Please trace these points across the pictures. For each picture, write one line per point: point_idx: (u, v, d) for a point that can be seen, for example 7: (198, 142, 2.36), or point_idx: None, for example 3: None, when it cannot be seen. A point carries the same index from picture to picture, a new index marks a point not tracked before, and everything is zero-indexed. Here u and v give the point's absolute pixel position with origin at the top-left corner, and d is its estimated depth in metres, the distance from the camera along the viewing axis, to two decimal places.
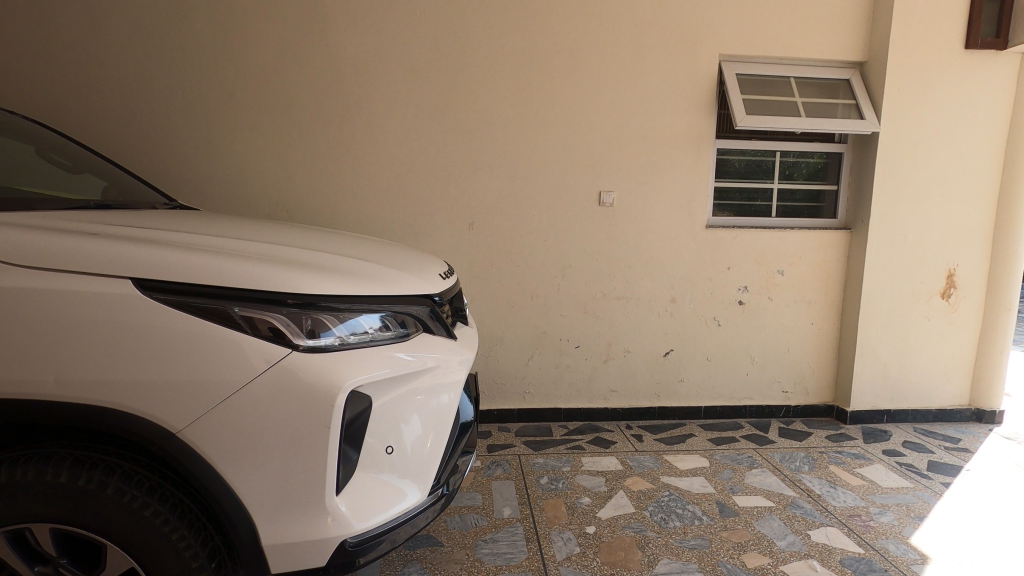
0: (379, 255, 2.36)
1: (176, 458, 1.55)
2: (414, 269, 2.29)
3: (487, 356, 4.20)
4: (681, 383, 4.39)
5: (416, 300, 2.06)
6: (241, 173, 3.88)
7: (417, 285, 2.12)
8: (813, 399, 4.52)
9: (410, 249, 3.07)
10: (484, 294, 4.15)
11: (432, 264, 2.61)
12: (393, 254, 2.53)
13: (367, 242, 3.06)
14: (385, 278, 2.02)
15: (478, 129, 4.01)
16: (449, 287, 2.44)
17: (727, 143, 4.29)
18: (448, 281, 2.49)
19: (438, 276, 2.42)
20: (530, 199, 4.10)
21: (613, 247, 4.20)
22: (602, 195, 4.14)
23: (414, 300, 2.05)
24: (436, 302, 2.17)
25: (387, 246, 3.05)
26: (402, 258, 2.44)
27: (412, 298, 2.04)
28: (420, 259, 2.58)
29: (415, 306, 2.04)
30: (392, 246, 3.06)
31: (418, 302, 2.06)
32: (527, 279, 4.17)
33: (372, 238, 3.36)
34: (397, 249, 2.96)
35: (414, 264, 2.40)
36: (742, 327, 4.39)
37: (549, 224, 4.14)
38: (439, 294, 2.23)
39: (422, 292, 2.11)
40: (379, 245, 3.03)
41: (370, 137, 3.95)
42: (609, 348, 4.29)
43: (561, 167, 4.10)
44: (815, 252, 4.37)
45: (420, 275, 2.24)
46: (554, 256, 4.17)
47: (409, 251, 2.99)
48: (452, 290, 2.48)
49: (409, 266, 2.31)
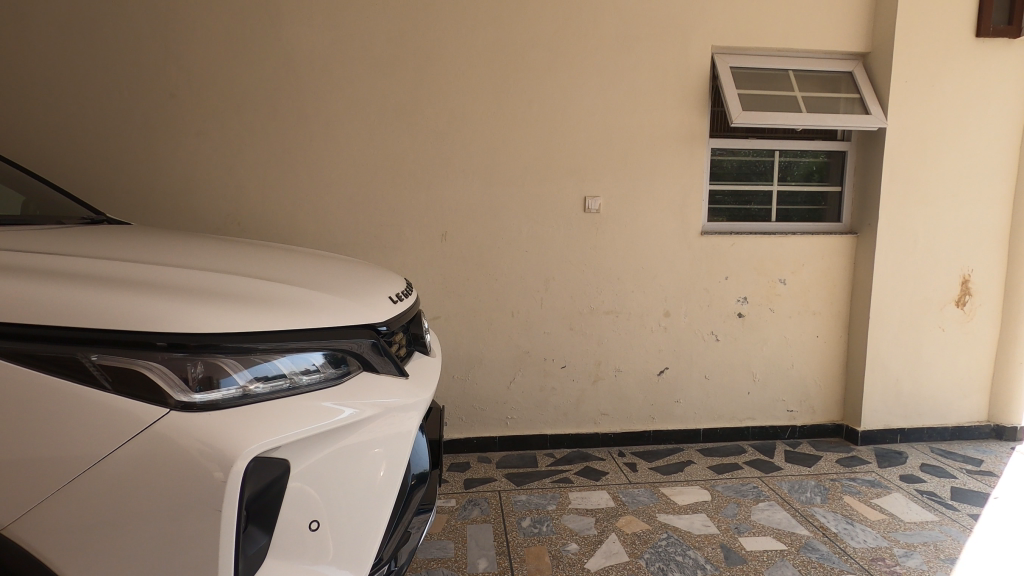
0: (318, 274, 1.99)
1: (22, 546, 1.24)
2: (359, 291, 1.91)
3: (465, 380, 3.82)
4: (678, 404, 4.03)
5: (355, 332, 1.68)
6: (188, 183, 3.50)
7: (358, 312, 1.74)
8: (820, 418, 4.17)
9: (370, 267, 2.71)
10: (461, 311, 3.78)
11: (387, 284, 2.24)
12: (339, 272, 2.15)
13: (320, 260, 2.69)
14: (314, 304, 1.65)
15: (450, 131, 3.65)
16: (403, 311, 2.07)
17: (721, 143, 3.95)
18: (403, 304, 2.11)
19: (390, 298, 2.04)
20: (508, 207, 3.74)
21: (600, 257, 3.84)
22: (586, 201, 3.79)
23: (352, 332, 1.67)
24: (382, 333, 1.80)
25: (343, 264, 2.68)
26: (348, 278, 2.07)
27: (350, 331, 1.67)
28: (371, 278, 2.20)
29: (354, 340, 1.66)
30: (349, 265, 2.69)
31: (357, 334, 1.68)
32: (507, 294, 3.81)
33: (328, 254, 2.98)
34: (352, 268, 2.59)
35: (361, 284, 2.02)
36: (742, 342, 4.04)
37: (530, 234, 3.78)
38: (387, 322, 1.85)
39: (363, 321, 1.73)
40: (333, 263, 2.66)
41: (331, 141, 3.58)
42: (599, 368, 3.92)
43: (541, 171, 3.74)
44: (818, 259, 4.03)
45: (364, 298, 1.86)
46: (537, 268, 3.81)
47: (367, 269, 2.62)
48: (407, 316, 2.10)
49: (354, 287, 1.93)
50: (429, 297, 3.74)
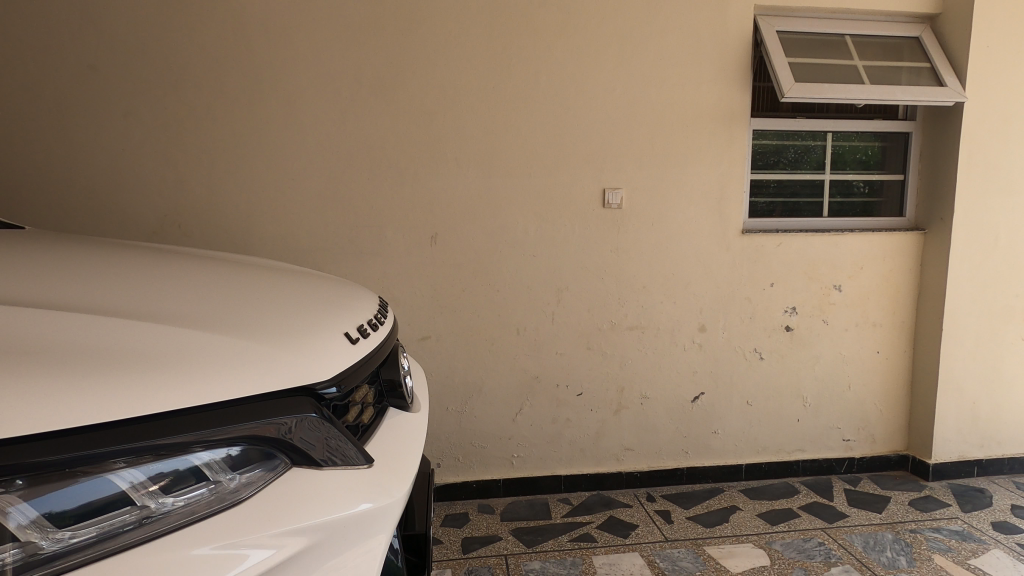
0: (240, 297, 1.32)
1: None
2: (299, 325, 1.24)
3: (461, 412, 3.17)
4: (716, 435, 3.38)
5: (277, 405, 1.02)
6: (116, 178, 2.82)
7: (288, 366, 1.07)
8: (881, 449, 3.54)
9: (336, 283, 2.05)
10: (456, 330, 3.12)
11: (351, 308, 1.57)
12: (278, 291, 1.48)
13: (266, 273, 2.02)
14: (206, 358, 0.97)
15: (441, 110, 2.99)
16: (369, 353, 1.40)
17: (765, 123, 3.31)
18: (370, 342, 1.45)
19: (351, 334, 1.36)
20: (512, 202, 3.09)
21: (622, 262, 3.19)
22: (606, 194, 3.13)
23: (272, 406, 1.01)
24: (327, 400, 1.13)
25: (297, 278, 2.02)
26: (289, 301, 1.40)
27: (267, 403, 1.01)
28: (326, 300, 1.53)
29: (274, 421, 1.00)
30: (307, 280, 2.03)
31: (279, 408, 1.02)
32: (512, 308, 3.15)
33: (282, 266, 2.31)
34: (308, 285, 1.92)
35: (305, 312, 1.35)
36: (791, 361, 3.40)
37: (538, 235, 3.12)
38: (339, 380, 1.18)
39: (295, 382, 1.07)
40: (284, 278, 2.00)
41: (294, 124, 2.92)
42: (622, 394, 3.28)
43: (553, 159, 3.09)
44: (879, 260, 3.40)
45: (305, 337, 1.19)
46: (549, 276, 3.15)
47: (327, 286, 1.96)
48: (375, 359, 1.44)
49: (292, 319, 1.26)
50: (418, 314, 3.09)
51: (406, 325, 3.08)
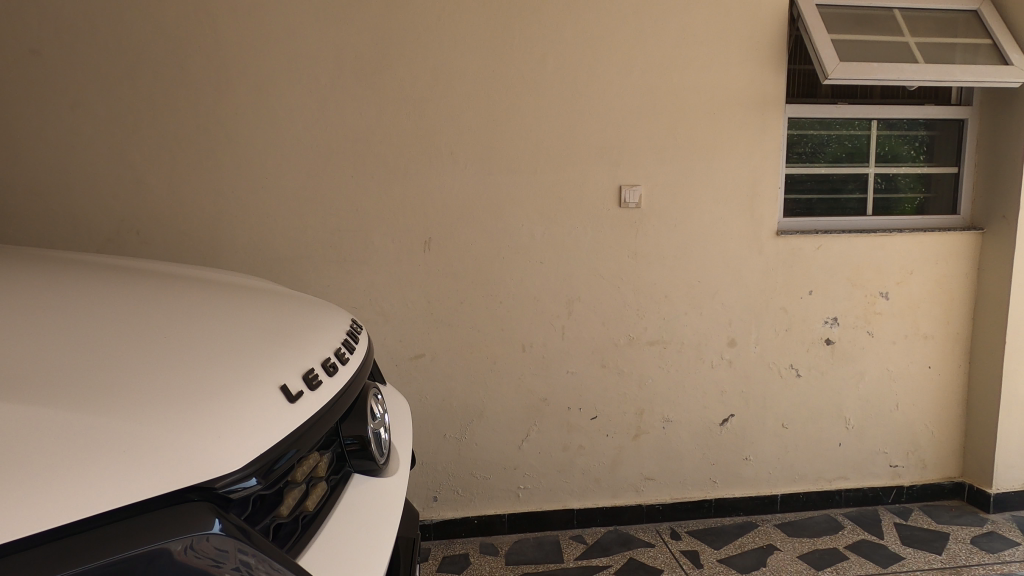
0: (143, 337, 1.00)
1: None
2: (208, 381, 0.91)
3: (461, 440, 2.81)
4: (748, 462, 3.00)
5: (135, 528, 0.72)
6: (65, 178, 2.48)
7: (160, 465, 0.76)
8: (933, 476, 3.15)
9: (308, 301, 1.72)
10: (454, 347, 2.76)
11: (308, 342, 1.23)
12: (210, 321, 1.16)
13: (220, 284, 1.68)
14: (22, 472, 0.68)
15: (434, 98, 2.63)
16: (319, 410, 1.07)
17: (803, 110, 2.92)
18: (322, 393, 1.11)
19: (291, 386, 1.04)
20: (516, 202, 2.72)
21: (642, 268, 2.82)
22: (623, 192, 2.76)
23: (127, 531, 0.71)
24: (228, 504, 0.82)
25: (259, 291, 1.69)
26: (215, 338, 1.08)
27: (119, 528, 0.71)
28: (273, 332, 1.20)
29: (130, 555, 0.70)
30: (272, 294, 1.69)
31: (140, 532, 0.72)
32: (517, 322, 2.78)
33: (245, 281, 1.98)
34: (270, 298, 1.58)
35: (231, 354, 1.03)
36: (832, 378, 3.02)
37: (546, 239, 2.75)
38: (252, 468, 0.86)
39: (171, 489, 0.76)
40: (243, 290, 1.66)
41: (267, 114, 2.56)
42: (642, 418, 2.91)
43: (561, 153, 2.72)
44: (931, 264, 3.01)
45: (208, 406, 0.87)
46: (558, 286, 2.79)
47: (295, 303, 1.62)
48: (329, 417, 1.10)
49: (203, 372, 0.93)
50: (410, 329, 2.73)
51: (397, 342, 2.73)
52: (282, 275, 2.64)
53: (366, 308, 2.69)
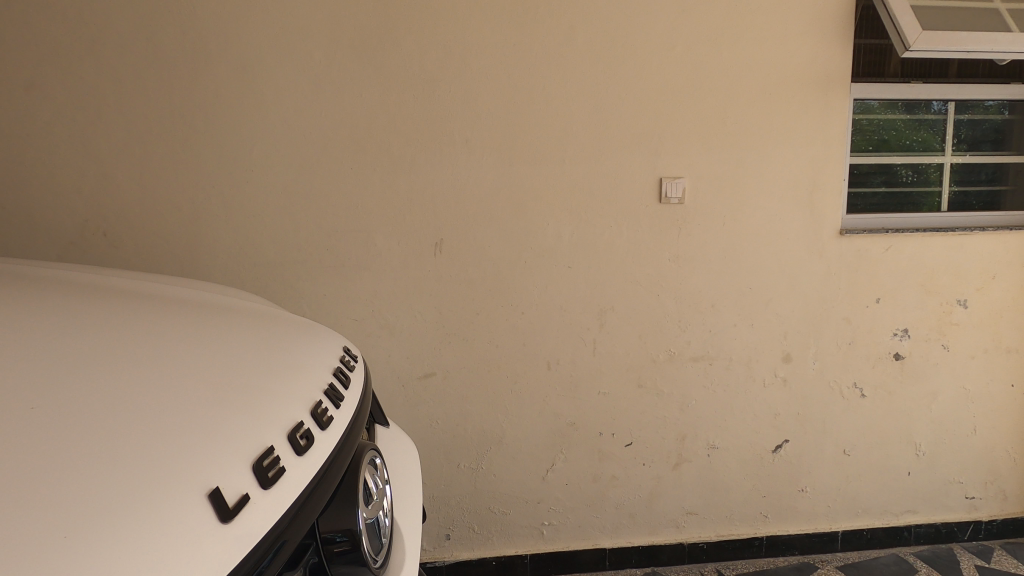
0: (42, 390, 0.73)
1: None
2: (105, 485, 0.63)
3: (477, 470, 2.46)
4: (804, 494, 2.63)
5: None
6: (22, 172, 2.15)
7: None
8: (1015, 509, 2.75)
9: (301, 324, 1.42)
10: (469, 365, 2.41)
11: (277, 402, 0.93)
12: (149, 361, 0.87)
13: (197, 300, 1.40)
14: None
15: (446, 77, 2.27)
16: (277, 523, 0.78)
17: (871, 91, 2.54)
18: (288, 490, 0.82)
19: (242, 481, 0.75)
20: (540, 198, 2.36)
21: (685, 274, 2.45)
22: (664, 186, 2.39)
23: None
24: None
25: (243, 310, 1.40)
26: (145, 394, 0.78)
27: None
28: (230, 385, 0.90)
29: None
30: (259, 313, 1.41)
31: None
32: (541, 336, 2.42)
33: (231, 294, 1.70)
34: (253, 320, 1.29)
35: (156, 430, 0.73)
36: (901, 399, 2.63)
37: (575, 240, 2.39)
38: None
39: None
40: (224, 307, 1.37)
41: (252, 97, 2.21)
42: (684, 444, 2.54)
43: (592, 141, 2.36)
44: (1017, 267, 2.61)
45: (101, 532, 0.58)
46: (589, 293, 2.42)
47: (283, 326, 1.32)
48: (294, 528, 0.81)
49: (103, 465, 0.65)
50: (419, 344, 2.37)
51: (405, 358, 2.38)
52: (272, 283, 2.29)
53: (368, 320, 2.34)
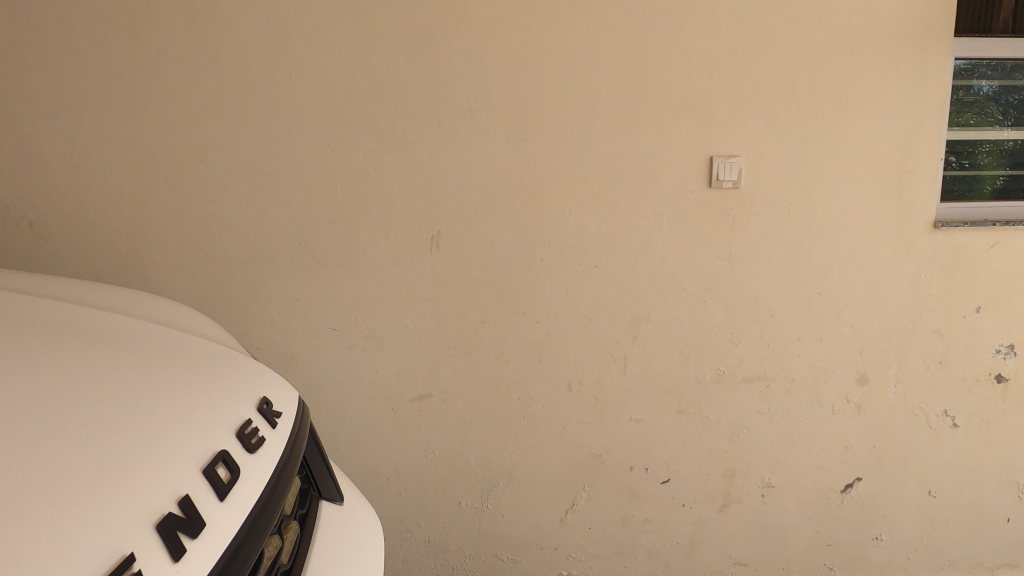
0: None
1: None
2: None
3: (482, 510, 2.04)
4: (878, 544, 2.16)
5: None
6: None
7: None
8: None
9: (248, 373, 1.14)
10: (472, 385, 1.98)
11: (131, 519, 0.70)
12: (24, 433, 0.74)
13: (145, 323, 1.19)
14: None
15: (446, 31, 1.83)
16: None
17: (978, 49, 2.02)
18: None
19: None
20: (560, 182, 1.92)
21: (739, 276, 1.99)
22: (716, 167, 1.92)
23: None
24: None
25: (195, 344, 1.16)
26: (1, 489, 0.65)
27: None
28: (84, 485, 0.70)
29: None
30: (211, 351, 1.16)
31: None
32: (560, 350, 1.99)
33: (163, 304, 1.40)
34: (184, 365, 1.05)
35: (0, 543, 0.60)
36: (1002, 431, 2.14)
37: (603, 234, 1.95)
38: None
39: None
40: (174, 339, 1.15)
41: (206, 56, 1.79)
42: (732, 482, 2.09)
43: (626, 111, 1.90)
44: None
45: None
46: (618, 299, 1.98)
47: (214, 379, 1.05)
48: None
49: None
50: (412, 359, 1.96)
51: (396, 376, 1.96)
52: (234, 285, 1.88)
53: (351, 330, 1.93)
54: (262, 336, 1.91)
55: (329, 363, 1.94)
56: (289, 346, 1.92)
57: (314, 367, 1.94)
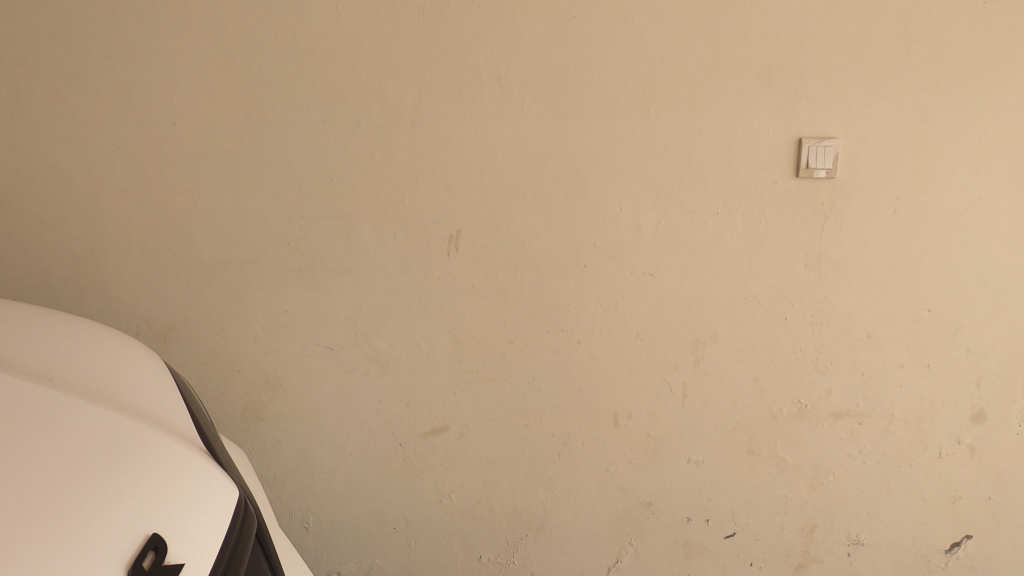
0: None
1: None
2: None
3: (507, 566, 1.70)
4: None
5: None
6: None
7: None
8: None
9: (152, 483, 0.74)
10: (497, 417, 1.63)
11: None
12: None
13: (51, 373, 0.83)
14: None
15: None
16: None
17: None
18: None
19: None
20: (610, 171, 1.54)
21: (828, 288, 1.60)
22: (803, 152, 1.53)
23: None
24: None
25: (88, 417, 0.76)
26: None
27: None
28: None
29: None
30: (107, 429, 0.76)
31: None
32: (605, 377, 1.62)
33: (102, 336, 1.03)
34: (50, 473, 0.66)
35: None
36: None
37: (659, 235, 1.57)
38: None
39: None
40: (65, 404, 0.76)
41: (174, 14, 1.44)
42: (812, 539, 1.72)
43: (694, 82, 1.52)
44: None
45: None
46: (678, 316, 1.61)
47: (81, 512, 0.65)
48: None
49: None
50: (424, 386, 1.61)
51: (405, 406, 1.61)
52: (210, 295, 1.54)
53: (350, 350, 1.59)
54: (244, 356, 1.57)
55: (325, 390, 1.60)
56: (277, 368, 1.58)
57: (307, 394, 1.60)
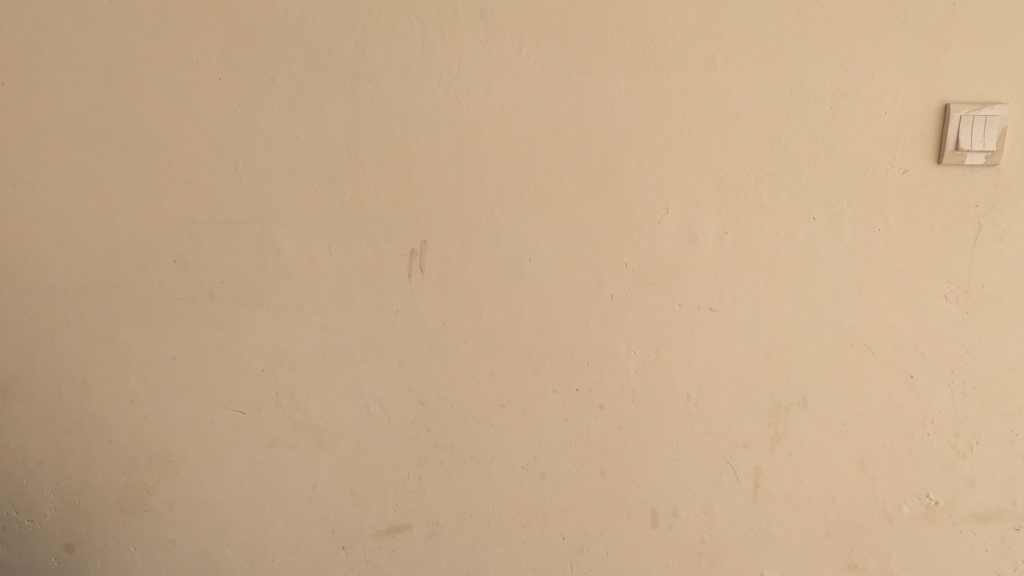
0: None
1: None
2: None
3: None
4: None
5: None
6: None
7: None
8: None
9: None
10: (482, 512, 1.13)
11: None
12: None
13: None
14: None
15: None
16: None
17: None
18: None
19: None
20: (651, 156, 1.03)
21: (979, 332, 1.07)
22: (951, 126, 1.00)
23: None
24: None
25: None
26: None
27: None
28: None
29: None
30: None
31: None
32: (639, 457, 1.11)
33: None
34: None
35: None
36: None
37: (724, 250, 1.05)
38: None
39: None
40: None
41: None
42: None
43: (783, 19, 0.99)
44: None
45: None
46: (750, 371, 1.08)
47: None
48: None
49: None
50: (376, 467, 1.11)
51: (348, 494, 1.12)
52: (67, 334, 1.07)
53: (268, 415, 1.10)
54: (118, 421, 1.09)
55: (236, 470, 1.11)
56: (166, 439, 1.10)
57: (209, 476, 1.12)
